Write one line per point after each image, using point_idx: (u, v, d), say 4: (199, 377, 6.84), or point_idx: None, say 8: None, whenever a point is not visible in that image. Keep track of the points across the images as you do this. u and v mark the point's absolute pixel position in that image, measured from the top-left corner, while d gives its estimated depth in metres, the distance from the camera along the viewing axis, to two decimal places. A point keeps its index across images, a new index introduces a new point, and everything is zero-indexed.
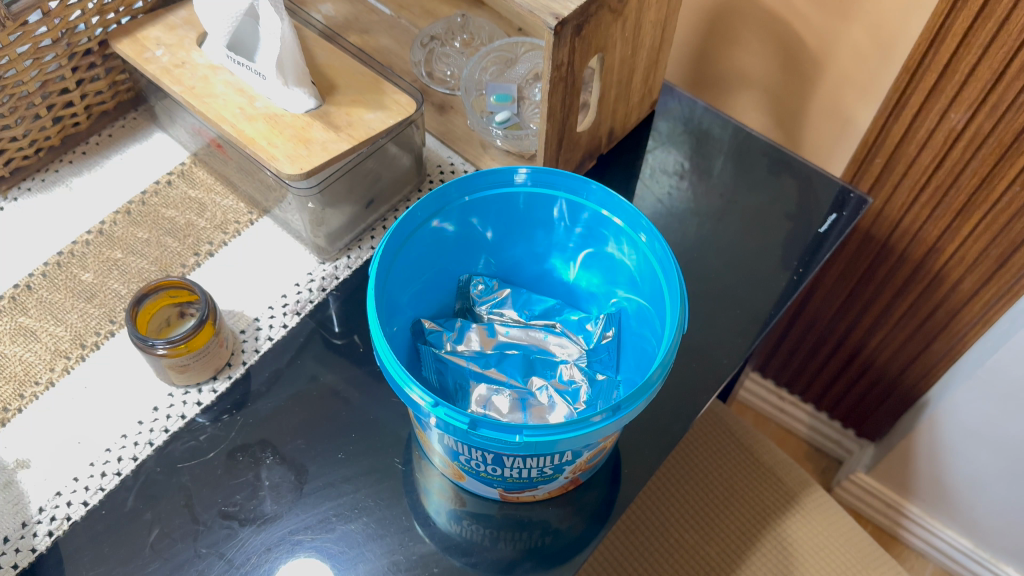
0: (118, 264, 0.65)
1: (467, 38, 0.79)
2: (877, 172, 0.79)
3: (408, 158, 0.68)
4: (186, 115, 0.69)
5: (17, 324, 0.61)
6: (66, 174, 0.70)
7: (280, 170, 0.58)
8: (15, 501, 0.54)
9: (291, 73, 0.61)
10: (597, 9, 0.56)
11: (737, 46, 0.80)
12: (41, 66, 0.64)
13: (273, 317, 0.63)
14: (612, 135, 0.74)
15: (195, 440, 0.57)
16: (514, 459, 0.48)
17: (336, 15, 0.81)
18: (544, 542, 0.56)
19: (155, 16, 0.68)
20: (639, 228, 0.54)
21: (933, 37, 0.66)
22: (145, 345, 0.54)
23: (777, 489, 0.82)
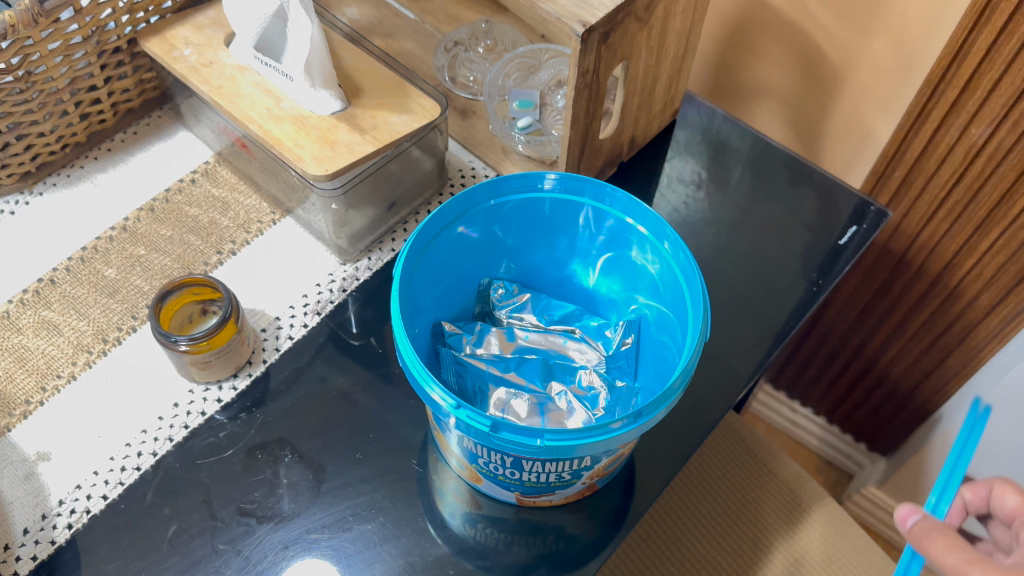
0: (141, 260, 0.65)
1: (490, 43, 0.80)
2: (897, 185, 0.79)
3: (431, 163, 0.68)
4: (211, 114, 0.69)
5: (40, 318, 0.62)
6: (90, 171, 0.71)
7: (306, 170, 0.58)
8: (35, 493, 0.54)
9: (319, 74, 0.61)
10: (624, 18, 0.56)
11: (759, 57, 0.80)
12: (71, 63, 0.65)
13: (294, 316, 0.64)
14: (633, 142, 0.75)
15: (215, 437, 0.58)
16: (534, 463, 0.48)
17: (361, 18, 0.82)
18: (559, 548, 0.56)
19: (183, 16, 0.69)
20: (663, 237, 0.54)
21: (956, 51, 0.65)
22: (168, 341, 0.54)
23: (791, 501, 0.82)
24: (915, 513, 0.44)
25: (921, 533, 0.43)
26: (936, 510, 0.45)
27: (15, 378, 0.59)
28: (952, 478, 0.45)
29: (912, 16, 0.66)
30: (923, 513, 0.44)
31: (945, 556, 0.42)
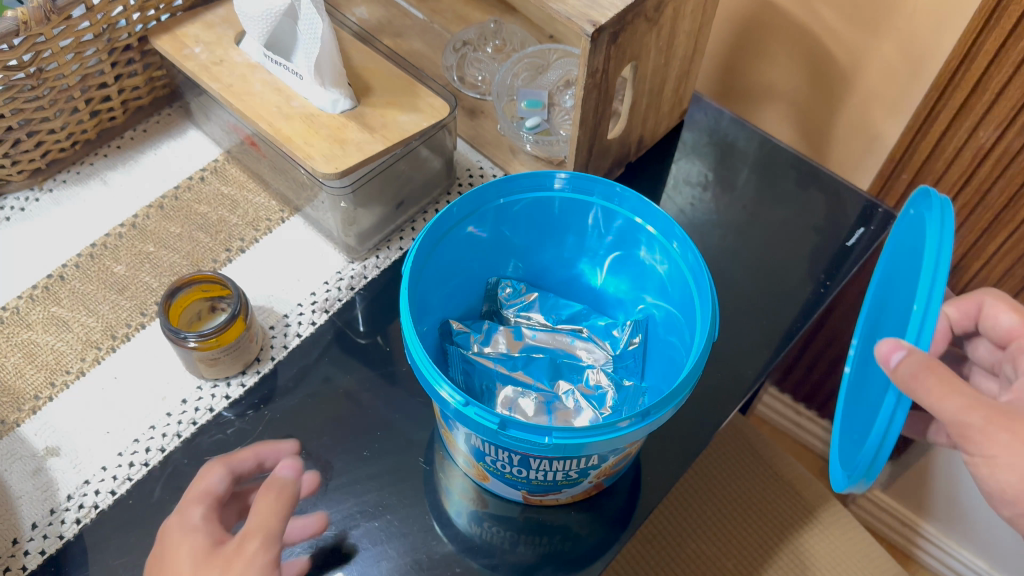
0: (150, 257, 0.66)
1: (499, 44, 0.80)
2: (904, 188, 0.77)
3: (439, 162, 0.68)
4: (220, 112, 0.70)
5: (50, 314, 0.62)
6: (100, 168, 0.71)
7: (315, 168, 0.58)
8: (44, 488, 0.54)
9: (328, 74, 0.61)
10: (633, 18, 0.56)
11: (767, 59, 0.80)
12: (82, 60, 0.65)
13: (302, 314, 0.64)
14: (641, 143, 0.75)
15: (222, 434, 0.58)
16: (542, 462, 0.48)
17: (370, 18, 0.82)
18: (565, 547, 0.56)
19: (194, 15, 0.69)
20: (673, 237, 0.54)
21: (965, 53, 0.64)
22: (177, 337, 0.54)
23: (796, 501, 0.82)
24: (901, 350, 0.42)
25: (915, 371, 0.41)
26: (923, 349, 0.42)
27: (25, 373, 0.59)
28: (930, 301, 0.42)
29: (921, 18, 0.66)
30: (908, 350, 0.41)
31: (942, 402, 0.41)
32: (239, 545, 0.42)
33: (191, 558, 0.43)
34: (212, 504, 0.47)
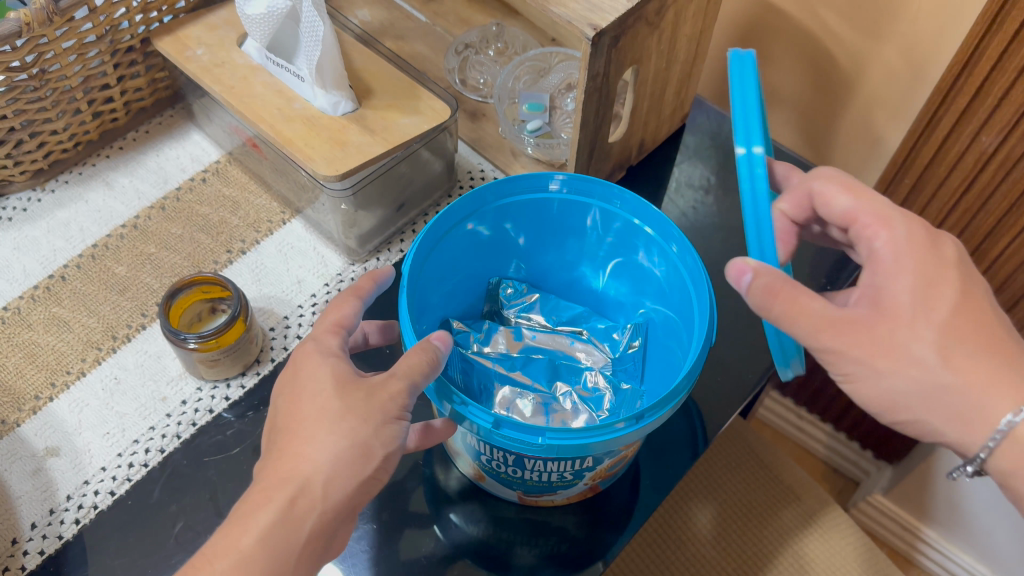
0: (151, 258, 0.66)
1: (501, 47, 0.80)
2: (906, 192, 0.77)
3: (440, 164, 0.68)
4: (222, 114, 0.70)
5: (51, 314, 0.62)
6: (102, 169, 0.72)
7: (316, 170, 0.58)
8: (44, 488, 0.54)
9: (330, 77, 0.61)
10: (634, 21, 0.56)
11: (769, 63, 0.80)
12: (85, 62, 0.65)
13: (302, 315, 0.64)
14: (642, 146, 0.75)
15: (222, 435, 0.58)
16: (537, 462, 0.48)
17: (372, 20, 0.82)
18: (563, 549, 0.56)
19: (196, 17, 0.69)
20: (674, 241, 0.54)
21: (966, 59, 0.64)
22: (177, 339, 0.54)
23: (795, 506, 0.82)
24: (747, 273, 0.42)
25: (767, 294, 0.42)
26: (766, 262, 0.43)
27: (25, 373, 0.59)
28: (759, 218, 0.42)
29: (923, 23, 0.66)
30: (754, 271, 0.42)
31: (794, 324, 0.42)
32: (385, 378, 0.43)
33: (296, 400, 0.43)
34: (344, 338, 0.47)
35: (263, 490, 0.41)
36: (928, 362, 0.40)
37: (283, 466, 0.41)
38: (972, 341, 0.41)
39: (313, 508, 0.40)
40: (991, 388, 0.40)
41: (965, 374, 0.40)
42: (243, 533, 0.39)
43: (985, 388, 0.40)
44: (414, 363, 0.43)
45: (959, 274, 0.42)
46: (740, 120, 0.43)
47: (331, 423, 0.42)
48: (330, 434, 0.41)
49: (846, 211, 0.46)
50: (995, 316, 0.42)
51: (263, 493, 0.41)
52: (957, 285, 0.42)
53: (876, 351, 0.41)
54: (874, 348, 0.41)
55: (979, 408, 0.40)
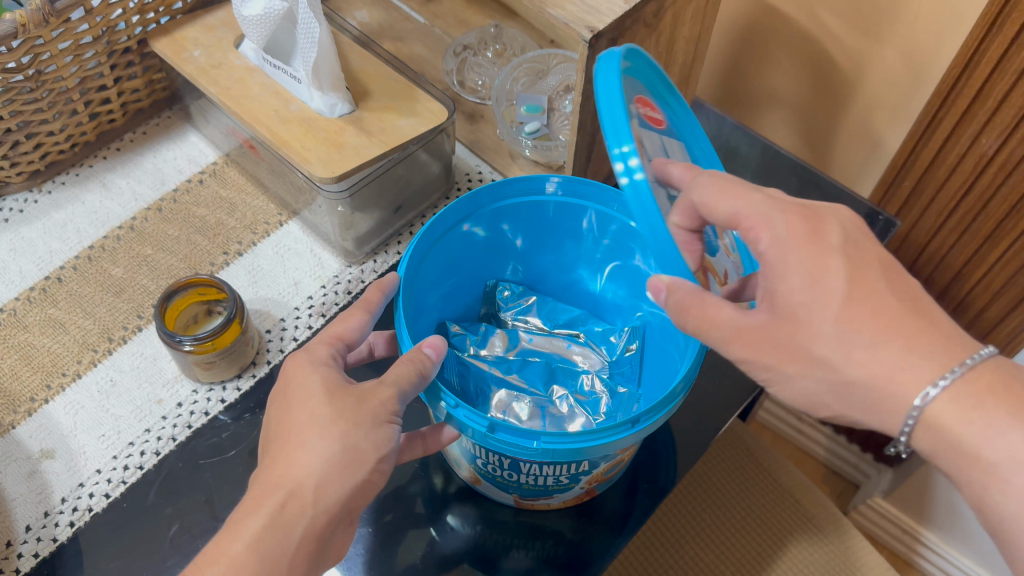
0: (148, 260, 0.66)
1: (500, 48, 0.80)
2: (906, 195, 0.76)
3: (437, 166, 0.68)
4: (219, 115, 0.70)
5: (46, 316, 0.62)
6: (99, 170, 0.71)
7: (312, 172, 0.58)
8: (39, 490, 0.54)
9: (326, 78, 0.61)
10: (632, 23, 0.56)
11: (768, 64, 0.80)
12: (81, 62, 0.65)
13: (298, 318, 0.64)
14: None
15: (218, 437, 0.58)
16: (532, 466, 0.48)
17: (370, 21, 0.83)
18: (559, 552, 0.56)
19: (194, 18, 0.69)
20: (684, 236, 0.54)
21: (967, 60, 0.63)
22: (172, 341, 0.54)
23: (794, 510, 0.80)
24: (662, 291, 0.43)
25: (680, 310, 0.42)
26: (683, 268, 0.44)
27: (21, 375, 0.59)
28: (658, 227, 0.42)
29: (923, 25, 0.65)
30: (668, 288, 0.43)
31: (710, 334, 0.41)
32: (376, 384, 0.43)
33: (289, 403, 0.43)
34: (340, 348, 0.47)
35: (256, 497, 0.41)
36: (834, 360, 0.38)
37: (273, 472, 0.41)
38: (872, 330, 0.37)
39: (304, 512, 0.40)
40: (899, 375, 0.37)
41: (866, 368, 0.37)
42: (234, 539, 0.39)
43: (891, 375, 0.37)
44: (404, 371, 0.43)
45: (849, 256, 0.39)
46: (606, 121, 0.42)
47: (324, 426, 0.41)
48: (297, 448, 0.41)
49: (730, 216, 0.41)
50: (897, 293, 0.38)
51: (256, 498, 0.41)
52: (844, 269, 0.38)
53: (783, 358, 0.39)
54: (783, 355, 0.39)
55: (889, 397, 0.37)
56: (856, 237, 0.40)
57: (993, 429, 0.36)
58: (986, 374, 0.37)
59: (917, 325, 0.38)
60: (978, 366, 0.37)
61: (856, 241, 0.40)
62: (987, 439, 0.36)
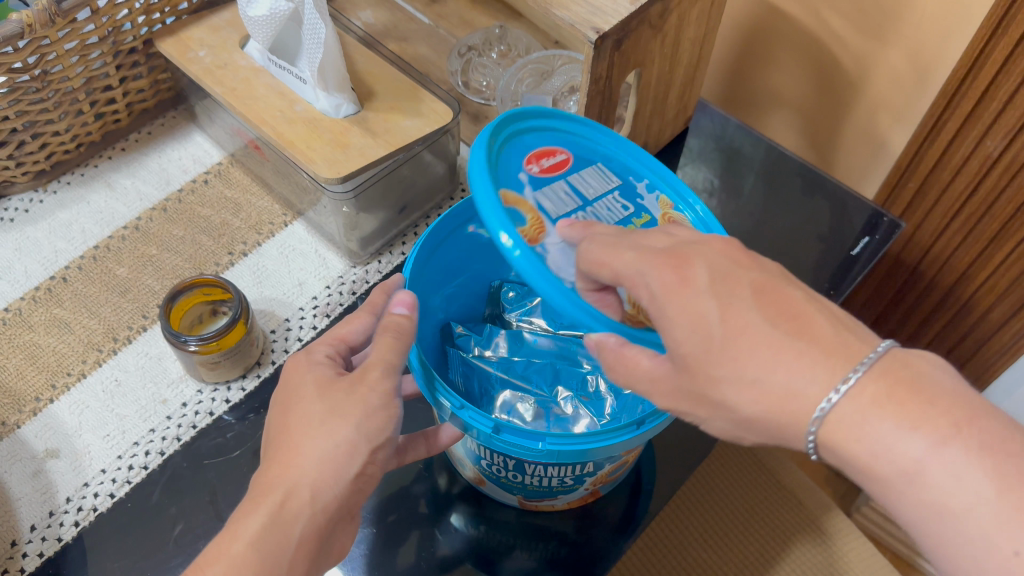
0: (152, 260, 0.66)
1: (504, 49, 0.79)
2: (910, 196, 0.76)
3: (442, 167, 0.68)
4: (224, 116, 0.70)
5: (52, 316, 0.62)
6: (104, 170, 0.72)
7: (317, 172, 0.58)
8: (44, 490, 0.54)
9: (332, 79, 0.61)
10: (637, 25, 0.56)
11: (773, 65, 0.80)
12: (87, 62, 0.65)
13: (303, 318, 0.64)
14: (646, 149, 0.74)
15: (222, 437, 0.58)
16: (537, 467, 0.48)
17: (375, 22, 0.83)
18: (561, 553, 0.56)
19: (199, 18, 0.69)
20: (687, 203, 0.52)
21: (972, 62, 0.63)
22: (177, 340, 0.54)
23: None
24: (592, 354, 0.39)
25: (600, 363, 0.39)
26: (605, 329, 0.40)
27: (26, 375, 0.59)
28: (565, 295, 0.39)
29: (928, 27, 0.65)
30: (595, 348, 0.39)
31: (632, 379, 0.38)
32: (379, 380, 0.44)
33: (292, 404, 0.43)
34: (342, 350, 0.47)
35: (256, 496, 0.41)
36: (728, 401, 0.34)
37: (271, 471, 0.41)
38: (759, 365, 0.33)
39: (302, 510, 0.40)
40: (786, 401, 0.32)
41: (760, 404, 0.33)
42: (233, 539, 0.39)
43: (780, 402, 0.33)
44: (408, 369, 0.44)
45: (716, 294, 0.34)
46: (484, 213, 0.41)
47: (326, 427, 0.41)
48: (307, 444, 0.41)
49: (614, 276, 0.37)
50: (773, 319, 0.33)
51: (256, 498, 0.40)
52: (713, 310, 0.34)
53: (697, 405, 0.36)
54: (695, 404, 0.36)
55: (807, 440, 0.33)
56: (726, 266, 0.35)
57: (886, 443, 0.31)
58: (870, 386, 0.31)
59: (799, 350, 0.32)
60: (860, 381, 0.31)
61: (725, 272, 0.35)
62: (878, 459, 0.31)
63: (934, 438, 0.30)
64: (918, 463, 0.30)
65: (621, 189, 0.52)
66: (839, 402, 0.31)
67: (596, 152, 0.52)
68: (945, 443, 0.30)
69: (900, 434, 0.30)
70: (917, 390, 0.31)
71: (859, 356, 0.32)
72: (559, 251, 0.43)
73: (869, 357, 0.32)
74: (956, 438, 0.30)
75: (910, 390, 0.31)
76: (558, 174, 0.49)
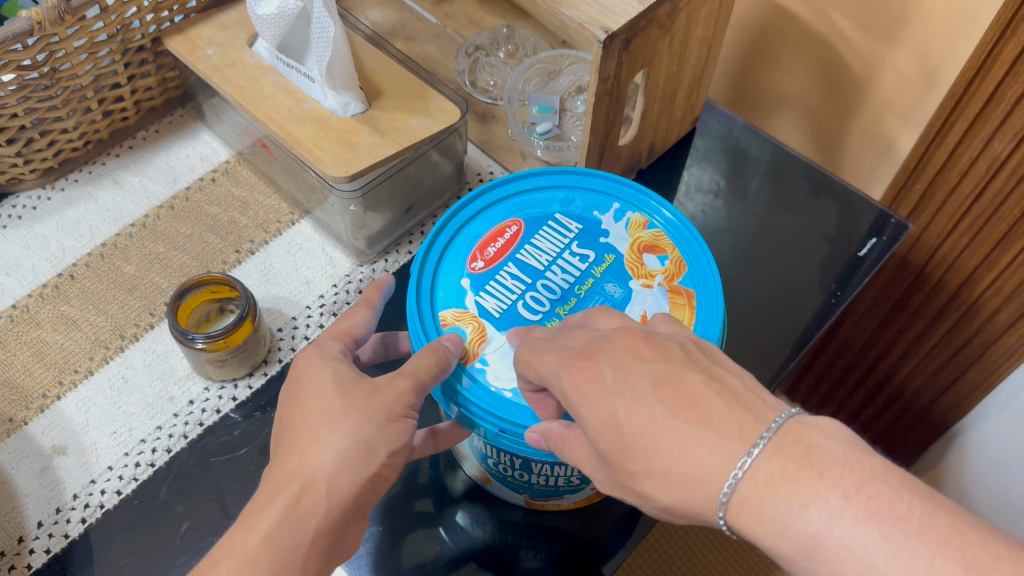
0: (160, 258, 0.66)
1: (511, 49, 0.80)
2: (918, 198, 0.76)
3: (449, 166, 0.68)
4: (232, 114, 0.70)
5: (60, 313, 0.62)
6: (112, 168, 0.72)
7: (325, 171, 0.58)
8: (51, 486, 0.54)
9: (340, 78, 0.61)
10: (646, 25, 0.56)
11: (780, 66, 0.80)
12: (96, 61, 0.65)
13: (310, 316, 0.64)
14: (652, 149, 0.74)
15: (229, 435, 0.58)
16: (544, 467, 0.48)
17: (383, 21, 0.83)
18: (567, 553, 0.56)
19: (208, 16, 0.69)
20: (653, 208, 0.55)
21: (981, 63, 0.63)
22: (184, 338, 0.54)
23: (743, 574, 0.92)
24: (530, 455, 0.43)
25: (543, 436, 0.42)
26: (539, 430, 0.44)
27: (34, 371, 0.59)
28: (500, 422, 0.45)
29: (936, 28, 0.65)
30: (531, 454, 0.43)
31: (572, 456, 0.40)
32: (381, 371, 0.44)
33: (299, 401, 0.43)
34: (348, 343, 0.48)
35: (266, 490, 0.41)
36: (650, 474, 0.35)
37: (279, 467, 0.41)
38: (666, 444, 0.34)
39: (309, 506, 0.40)
40: (694, 488, 0.33)
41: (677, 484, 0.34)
42: (240, 535, 0.39)
43: (688, 491, 0.33)
44: (422, 365, 0.43)
45: (619, 393, 0.36)
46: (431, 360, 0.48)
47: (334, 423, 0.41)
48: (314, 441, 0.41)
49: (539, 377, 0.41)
50: (673, 409, 0.35)
51: (268, 497, 0.40)
52: (619, 408, 0.36)
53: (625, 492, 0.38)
54: (624, 492, 0.37)
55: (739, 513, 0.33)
56: (629, 362, 0.37)
57: (784, 520, 0.30)
58: (764, 468, 0.31)
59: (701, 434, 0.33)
60: (754, 463, 0.32)
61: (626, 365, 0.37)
62: (777, 534, 0.31)
63: (826, 513, 0.30)
64: (814, 539, 0.30)
65: (582, 235, 0.54)
66: (736, 486, 0.32)
67: (553, 203, 0.56)
68: (835, 516, 0.29)
69: (794, 510, 0.30)
70: (809, 465, 0.31)
71: (754, 436, 0.32)
72: (498, 358, 0.48)
73: (765, 434, 0.32)
74: (845, 510, 0.29)
75: (804, 466, 0.31)
76: (506, 253, 0.53)
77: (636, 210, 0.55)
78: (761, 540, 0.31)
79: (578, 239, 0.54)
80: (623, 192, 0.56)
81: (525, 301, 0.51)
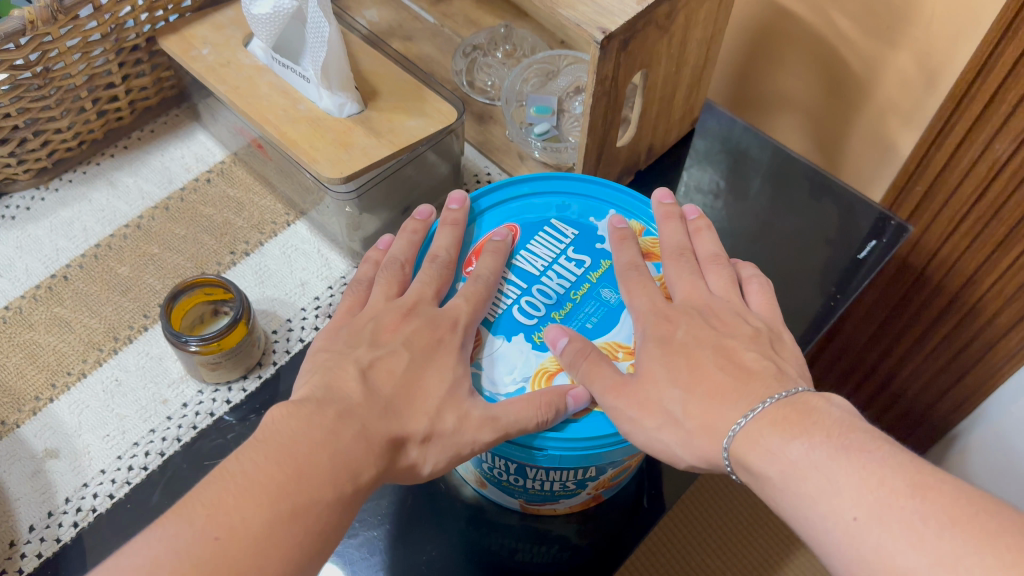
0: (154, 259, 0.65)
1: (509, 49, 0.80)
2: (918, 199, 0.75)
3: (446, 167, 0.68)
4: (228, 115, 0.69)
5: (53, 314, 0.62)
6: (107, 168, 0.71)
7: (320, 172, 0.58)
8: (43, 490, 0.54)
9: (336, 78, 0.61)
10: (644, 25, 0.55)
11: (781, 67, 0.80)
12: (89, 60, 0.65)
13: (305, 318, 0.63)
14: (651, 150, 0.74)
15: (223, 438, 0.57)
16: (538, 471, 0.48)
17: (380, 21, 0.82)
18: (563, 558, 0.55)
19: (203, 16, 0.69)
20: (647, 216, 0.55)
21: (981, 65, 0.62)
22: (178, 341, 0.54)
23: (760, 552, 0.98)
24: (563, 339, 0.46)
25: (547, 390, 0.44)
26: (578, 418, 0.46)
27: (26, 374, 0.59)
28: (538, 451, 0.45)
29: (938, 28, 0.64)
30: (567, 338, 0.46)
31: (592, 382, 0.44)
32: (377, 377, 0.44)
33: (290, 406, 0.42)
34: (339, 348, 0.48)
35: None
36: (675, 415, 0.42)
37: None
38: (707, 393, 0.42)
39: None
40: (716, 417, 0.41)
41: (700, 421, 0.41)
42: None
43: (711, 425, 0.41)
44: None
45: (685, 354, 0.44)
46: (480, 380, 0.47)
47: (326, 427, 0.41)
48: None
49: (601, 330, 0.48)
50: (726, 372, 0.43)
51: None
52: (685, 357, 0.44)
53: (637, 412, 0.43)
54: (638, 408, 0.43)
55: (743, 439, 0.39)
56: (703, 333, 0.45)
57: (774, 450, 0.38)
58: (772, 412, 0.39)
59: (740, 390, 0.41)
60: (765, 410, 0.39)
61: (697, 334, 0.45)
62: (767, 461, 0.38)
63: (807, 444, 0.37)
64: (792, 464, 0.37)
65: (578, 241, 0.54)
66: (747, 422, 0.39)
67: (549, 208, 0.55)
68: (815, 447, 0.37)
69: (783, 443, 0.38)
70: (808, 417, 0.38)
71: (771, 392, 0.40)
72: (491, 363, 0.48)
73: (782, 393, 0.40)
74: (824, 442, 0.37)
75: (801, 415, 0.38)
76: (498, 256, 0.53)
77: (633, 217, 0.55)
78: (752, 468, 0.38)
79: (574, 244, 0.54)
80: (619, 199, 0.56)
81: (521, 305, 0.50)
